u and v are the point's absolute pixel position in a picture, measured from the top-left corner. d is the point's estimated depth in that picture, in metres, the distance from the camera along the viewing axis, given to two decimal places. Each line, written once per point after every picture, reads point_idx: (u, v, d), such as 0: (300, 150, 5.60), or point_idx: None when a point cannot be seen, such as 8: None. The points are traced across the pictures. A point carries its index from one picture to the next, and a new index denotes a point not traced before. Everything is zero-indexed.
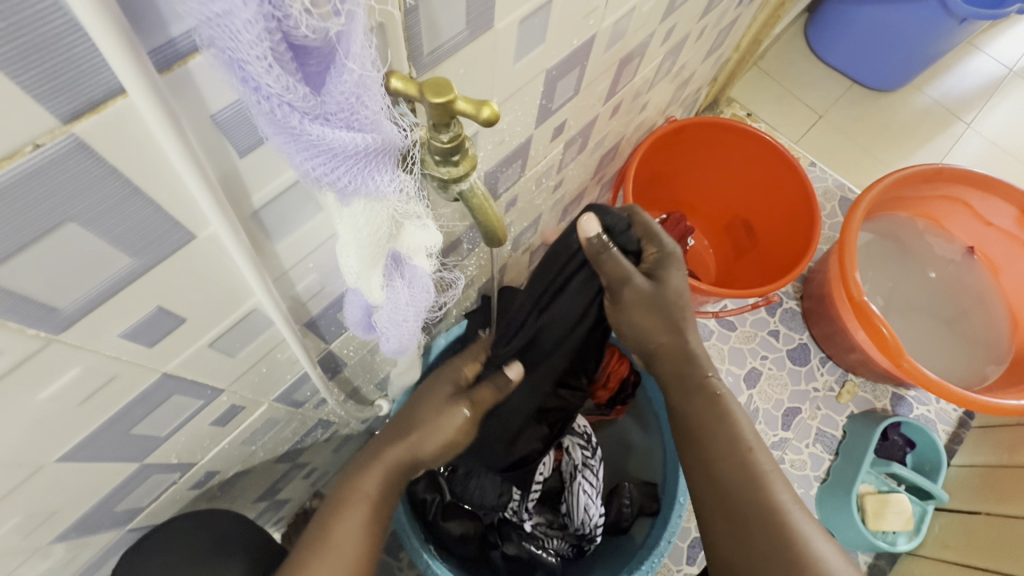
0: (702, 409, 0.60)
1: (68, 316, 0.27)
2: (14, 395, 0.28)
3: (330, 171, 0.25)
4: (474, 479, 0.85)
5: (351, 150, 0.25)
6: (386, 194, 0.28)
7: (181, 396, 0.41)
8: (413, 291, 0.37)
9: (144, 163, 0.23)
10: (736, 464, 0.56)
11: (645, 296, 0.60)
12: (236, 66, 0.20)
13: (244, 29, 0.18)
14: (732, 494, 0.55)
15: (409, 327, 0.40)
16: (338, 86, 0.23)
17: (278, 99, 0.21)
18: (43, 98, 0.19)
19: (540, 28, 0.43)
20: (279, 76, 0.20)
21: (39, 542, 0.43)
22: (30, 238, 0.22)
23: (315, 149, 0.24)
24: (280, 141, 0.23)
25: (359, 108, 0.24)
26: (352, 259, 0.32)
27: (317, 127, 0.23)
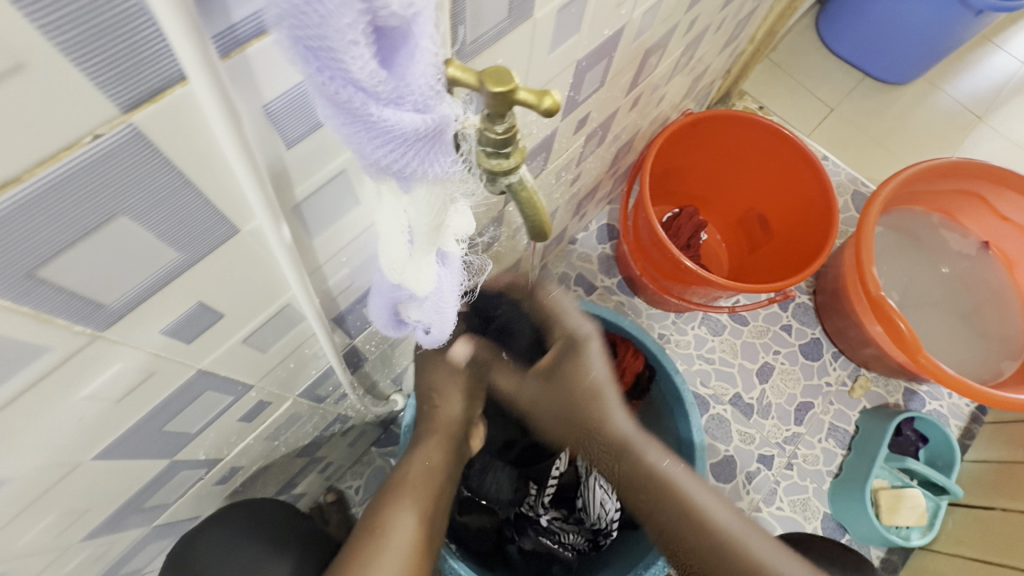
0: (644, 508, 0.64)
1: (115, 312, 0.26)
2: (58, 393, 0.28)
3: (397, 158, 0.24)
4: (491, 474, 0.85)
5: (419, 137, 0.24)
6: (449, 176, 0.28)
7: (213, 392, 0.40)
8: (455, 276, 0.38)
9: (196, 154, 0.23)
10: (686, 523, 0.60)
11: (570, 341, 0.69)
12: (317, 53, 0.19)
13: (339, 10, 0.18)
14: (685, 539, 0.60)
15: (447, 319, 0.41)
16: (411, 67, 0.22)
17: (356, 85, 0.21)
18: (104, 85, 0.18)
19: (575, 16, 0.42)
20: (361, 56, 0.20)
21: (70, 540, 0.42)
22: (82, 233, 0.22)
23: (383, 137, 0.23)
24: (348, 128, 0.22)
25: (430, 92, 0.23)
26: (399, 250, 0.33)
27: (390, 112, 0.22)
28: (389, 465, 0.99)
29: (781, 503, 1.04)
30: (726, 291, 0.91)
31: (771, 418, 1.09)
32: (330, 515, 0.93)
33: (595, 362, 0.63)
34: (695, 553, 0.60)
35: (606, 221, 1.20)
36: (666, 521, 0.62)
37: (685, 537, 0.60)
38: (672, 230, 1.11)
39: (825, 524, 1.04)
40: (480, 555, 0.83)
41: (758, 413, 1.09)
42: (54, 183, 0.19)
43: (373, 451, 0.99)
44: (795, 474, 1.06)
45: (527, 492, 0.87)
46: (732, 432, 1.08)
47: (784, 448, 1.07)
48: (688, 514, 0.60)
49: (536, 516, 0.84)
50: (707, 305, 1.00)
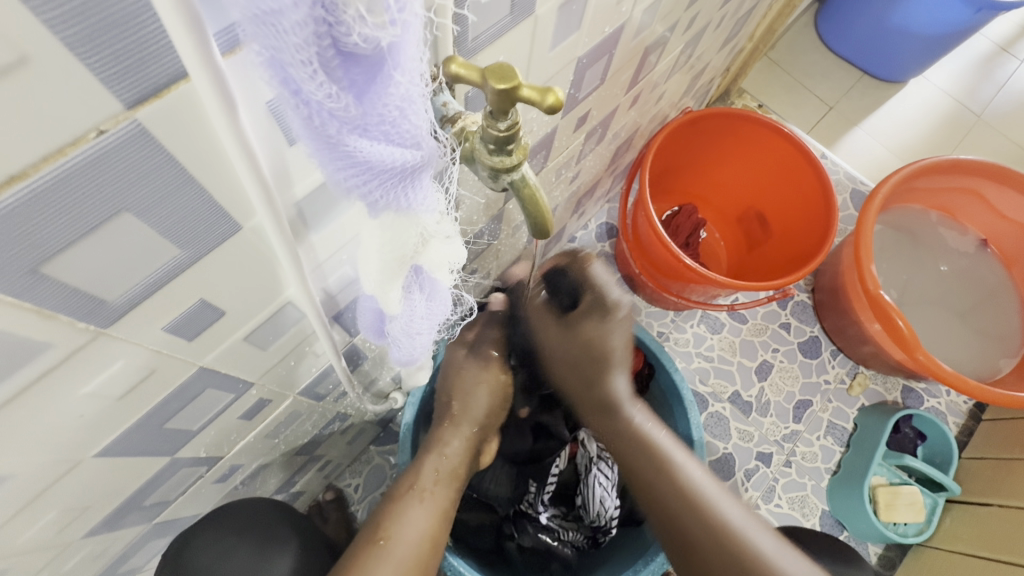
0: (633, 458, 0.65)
1: (117, 309, 0.26)
2: (60, 389, 0.28)
3: (363, 182, 0.25)
4: (490, 472, 0.86)
5: (386, 163, 0.24)
6: (418, 211, 0.29)
7: (214, 390, 0.40)
8: (430, 302, 0.38)
9: (199, 151, 0.23)
10: (684, 501, 0.61)
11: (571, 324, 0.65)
12: (277, 69, 0.19)
13: (292, 31, 0.18)
14: (682, 518, 0.60)
15: (421, 340, 0.41)
16: (382, 98, 0.22)
17: (318, 106, 0.21)
18: (109, 82, 0.18)
19: (576, 14, 0.42)
20: (322, 84, 0.20)
21: (70, 537, 0.42)
22: (85, 230, 0.22)
23: (348, 161, 0.23)
24: (314, 148, 0.23)
25: (401, 121, 0.23)
26: (371, 270, 0.33)
27: (355, 138, 0.22)
28: (389, 463, 0.99)
29: (780, 500, 1.04)
30: (725, 289, 0.91)
31: (770, 416, 1.09)
32: (329, 513, 0.92)
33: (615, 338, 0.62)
34: (690, 538, 0.60)
35: (605, 219, 1.20)
36: (661, 498, 0.62)
37: (682, 518, 0.60)
38: (671, 228, 1.12)
39: (824, 521, 1.04)
40: (479, 552, 0.82)
41: (757, 410, 1.09)
42: (57, 180, 0.19)
43: (372, 449, 0.99)
44: (794, 472, 1.06)
45: (527, 490, 0.86)
46: (731, 429, 1.08)
47: (783, 445, 1.08)
48: (687, 494, 0.61)
49: (536, 513, 0.84)
50: (705, 303, 1.00)
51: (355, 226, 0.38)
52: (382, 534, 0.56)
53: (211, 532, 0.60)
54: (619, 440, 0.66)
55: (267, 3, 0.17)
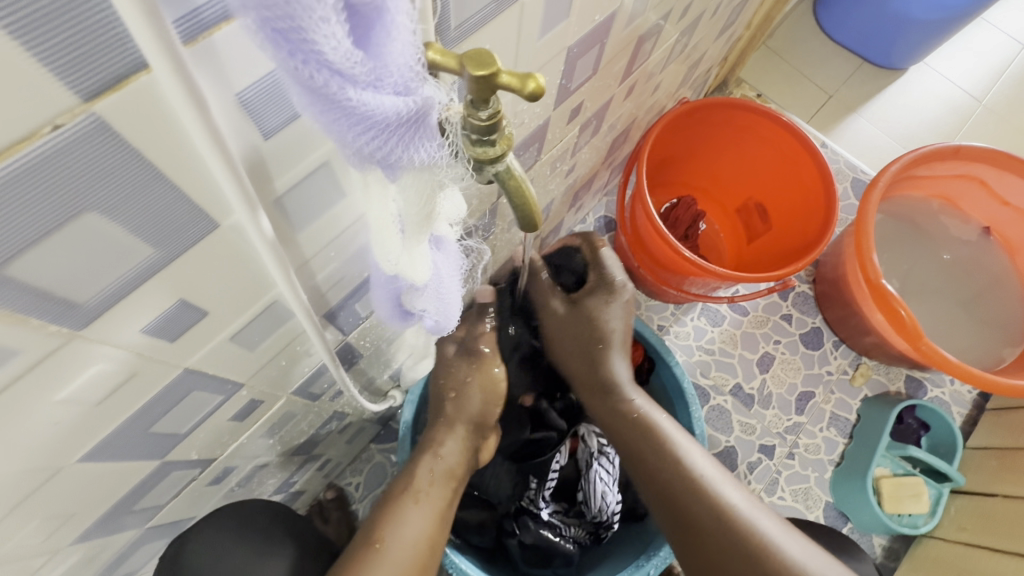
0: (632, 440, 0.65)
1: (89, 311, 0.26)
2: (35, 395, 0.27)
3: (378, 142, 0.24)
4: (490, 469, 0.85)
5: (399, 119, 0.23)
6: (436, 161, 0.27)
7: (201, 392, 0.40)
8: (448, 261, 0.39)
9: (167, 146, 0.22)
10: (685, 482, 0.60)
11: (565, 318, 0.69)
12: (286, 34, 0.19)
13: None
14: (686, 501, 0.60)
15: (450, 303, 0.42)
16: (384, 47, 0.22)
17: (332, 68, 0.20)
18: (59, 73, 0.17)
19: (565, 1, 0.41)
20: (335, 40, 0.19)
21: (61, 542, 0.42)
22: (45, 230, 0.21)
23: (363, 121, 0.23)
24: (326, 112, 0.22)
25: (406, 72, 0.23)
26: (392, 243, 0.33)
27: (367, 95, 0.22)
28: (390, 461, 0.98)
29: (783, 492, 1.04)
30: (725, 281, 0.90)
31: (771, 408, 1.08)
32: (330, 513, 0.92)
33: (616, 315, 0.69)
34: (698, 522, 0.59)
35: (603, 212, 1.19)
36: (658, 478, 0.62)
37: (685, 498, 0.60)
38: (671, 221, 1.11)
39: (827, 513, 1.04)
40: (483, 551, 0.83)
41: (759, 403, 1.09)
42: (13, 179, 0.19)
43: (372, 448, 0.99)
44: (796, 464, 1.06)
45: (527, 487, 0.85)
46: (733, 422, 1.07)
47: (785, 437, 1.07)
48: (687, 478, 0.61)
49: (537, 509, 0.82)
50: (704, 296, 0.99)
51: (354, 211, 0.37)
52: (378, 535, 0.55)
53: (208, 534, 0.60)
54: (618, 429, 0.67)
55: None
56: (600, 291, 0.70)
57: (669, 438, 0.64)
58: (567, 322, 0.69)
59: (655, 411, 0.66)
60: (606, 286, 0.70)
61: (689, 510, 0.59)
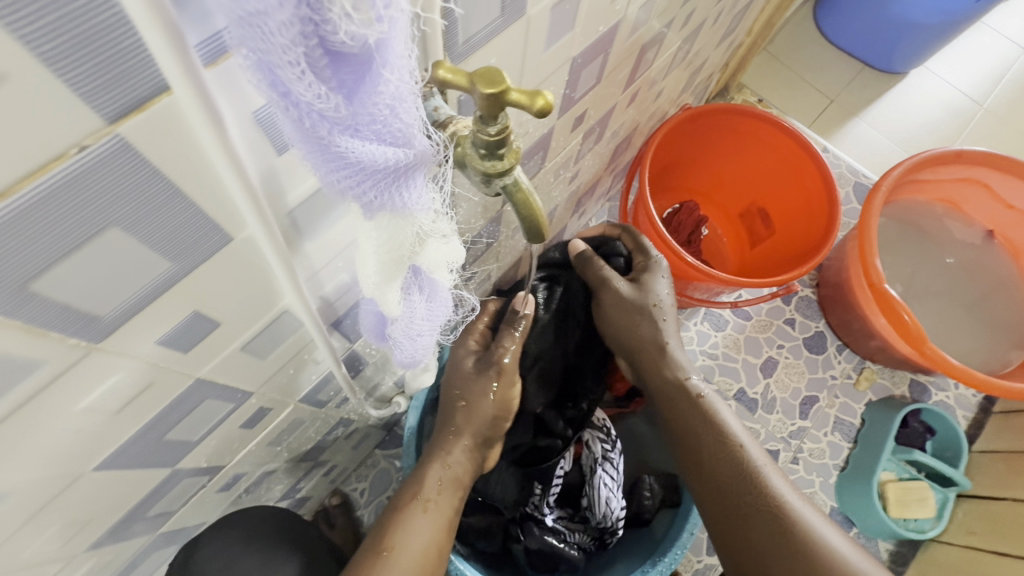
0: (693, 421, 0.64)
1: (109, 324, 0.26)
2: (54, 407, 0.28)
3: (355, 182, 0.25)
4: (495, 475, 0.84)
5: (377, 163, 0.24)
6: (414, 211, 0.28)
7: (212, 401, 0.40)
8: (430, 303, 0.39)
9: (187, 164, 0.22)
10: (739, 470, 0.59)
11: (617, 297, 0.70)
12: (266, 69, 0.19)
13: (278, 31, 0.18)
14: (736, 489, 0.58)
15: (423, 341, 0.42)
16: (373, 97, 0.22)
17: (308, 107, 0.21)
18: (88, 96, 0.18)
19: (569, 13, 0.42)
20: (311, 84, 0.20)
21: (75, 550, 0.42)
22: (69, 247, 0.21)
23: (341, 161, 0.24)
24: (307, 150, 0.23)
25: (391, 121, 0.23)
26: (371, 271, 0.33)
27: (346, 140, 0.23)
28: (395, 467, 0.99)
29: None
30: (728, 286, 0.90)
31: (776, 412, 1.08)
32: (335, 519, 0.92)
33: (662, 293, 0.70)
34: (746, 511, 0.57)
35: (606, 218, 1.20)
36: (711, 463, 0.61)
37: (738, 485, 0.58)
38: (673, 226, 1.11)
39: (833, 518, 1.03)
40: (488, 556, 0.84)
41: (763, 407, 1.09)
42: (41, 198, 0.19)
43: (377, 454, 0.99)
44: (801, 468, 1.06)
45: (531, 493, 0.84)
46: (737, 427, 1.07)
47: (790, 442, 1.07)
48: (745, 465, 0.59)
49: (542, 515, 0.82)
50: (707, 302, 0.99)
51: (353, 231, 0.37)
52: (388, 544, 0.55)
53: (216, 540, 0.60)
54: (674, 409, 0.65)
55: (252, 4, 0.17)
56: (647, 270, 0.72)
57: (725, 424, 0.62)
58: (618, 303, 0.70)
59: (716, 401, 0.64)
60: (648, 263, 0.72)
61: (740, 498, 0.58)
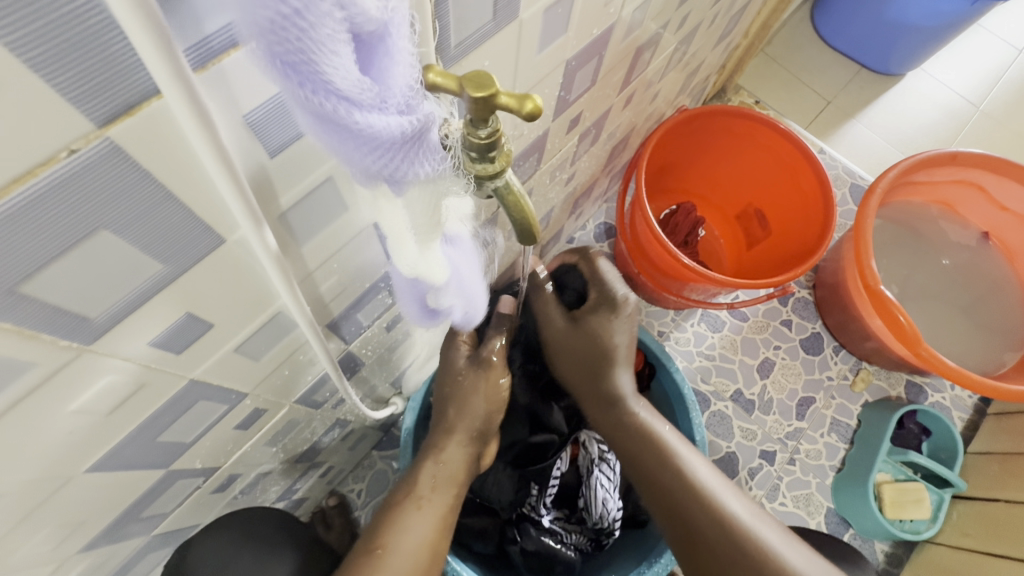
0: (636, 440, 0.65)
1: (99, 326, 0.26)
2: (46, 408, 0.28)
3: (374, 159, 0.24)
4: (491, 475, 0.85)
5: (396, 138, 0.24)
6: (441, 173, 0.28)
7: (206, 402, 0.40)
8: (463, 255, 0.39)
9: (177, 167, 0.23)
10: (686, 486, 0.61)
11: (561, 332, 0.69)
12: (297, 62, 0.19)
13: (314, 14, 0.18)
14: (686, 504, 0.61)
15: (470, 285, 0.43)
16: (388, 73, 0.23)
17: (340, 92, 0.21)
18: (77, 101, 0.18)
19: (563, 16, 0.42)
20: (343, 64, 0.20)
21: (69, 551, 0.43)
22: (59, 250, 0.22)
23: (357, 138, 0.23)
24: (327, 130, 0.22)
25: (407, 90, 0.24)
26: (408, 247, 0.32)
27: (365, 116, 0.22)
28: (392, 468, 0.99)
29: (784, 498, 1.04)
30: (724, 287, 0.90)
31: (772, 414, 1.08)
32: (332, 519, 0.92)
33: (621, 337, 0.67)
34: (698, 519, 0.60)
35: (603, 219, 1.20)
36: (661, 478, 0.63)
37: (684, 500, 0.61)
38: (670, 227, 1.11)
39: (829, 519, 1.04)
40: (485, 557, 0.83)
41: (759, 408, 1.09)
42: (30, 202, 0.19)
43: (374, 455, 0.99)
44: (798, 469, 1.06)
45: (528, 493, 0.85)
46: (733, 428, 1.07)
47: (786, 443, 1.07)
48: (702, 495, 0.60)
49: (538, 516, 0.82)
50: (704, 302, 0.99)
51: (354, 226, 0.38)
52: (380, 543, 0.56)
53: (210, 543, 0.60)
54: (625, 436, 0.66)
55: None
56: (600, 309, 0.68)
57: (670, 447, 0.64)
58: (569, 340, 0.69)
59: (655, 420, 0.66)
60: (607, 301, 0.68)
61: (691, 514, 0.60)
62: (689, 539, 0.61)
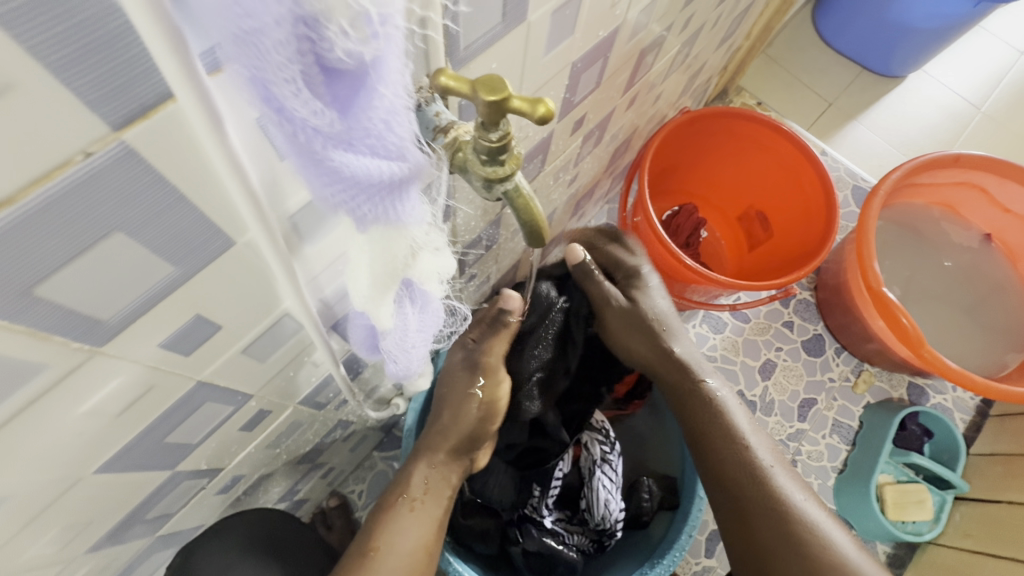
0: (699, 419, 0.68)
1: (110, 328, 0.26)
2: (56, 411, 0.28)
3: (350, 198, 0.24)
4: (493, 477, 0.84)
5: (373, 177, 0.24)
6: (409, 222, 0.28)
7: (212, 403, 0.40)
8: (422, 314, 0.39)
9: (191, 169, 0.23)
10: (746, 467, 0.63)
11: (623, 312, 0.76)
12: (261, 86, 0.19)
13: (275, 49, 0.18)
14: (740, 484, 0.62)
15: (416, 352, 0.42)
16: (368, 111, 0.22)
17: (302, 124, 0.21)
18: (95, 104, 0.18)
19: (570, 19, 0.42)
20: (307, 100, 0.20)
21: (74, 553, 0.43)
22: (74, 252, 0.22)
23: (323, 170, 0.23)
24: (300, 166, 0.23)
25: (386, 135, 0.23)
26: (362, 286, 0.33)
27: (334, 150, 0.22)
28: (393, 469, 0.99)
29: None
30: (727, 288, 0.90)
31: (774, 415, 1.08)
32: (334, 520, 0.92)
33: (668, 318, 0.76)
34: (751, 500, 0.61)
35: (605, 220, 1.20)
36: (720, 458, 0.65)
37: (744, 480, 0.62)
38: (672, 228, 1.11)
39: None
40: (486, 558, 0.83)
41: (761, 410, 1.09)
42: (47, 203, 0.19)
43: (376, 455, 0.99)
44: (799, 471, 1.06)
45: (530, 495, 0.85)
46: None
47: (788, 444, 1.07)
48: (777, 497, 0.60)
49: (541, 517, 0.82)
50: (706, 303, 0.99)
51: (344, 242, 0.37)
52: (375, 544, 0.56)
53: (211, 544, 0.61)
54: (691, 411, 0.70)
55: (251, 24, 0.17)
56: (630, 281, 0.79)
57: (735, 425, 0.66)
58: (622, 316, 0.76)
59: (735, 408, 0.68)
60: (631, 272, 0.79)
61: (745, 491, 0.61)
62: (738, 513, 0.62)
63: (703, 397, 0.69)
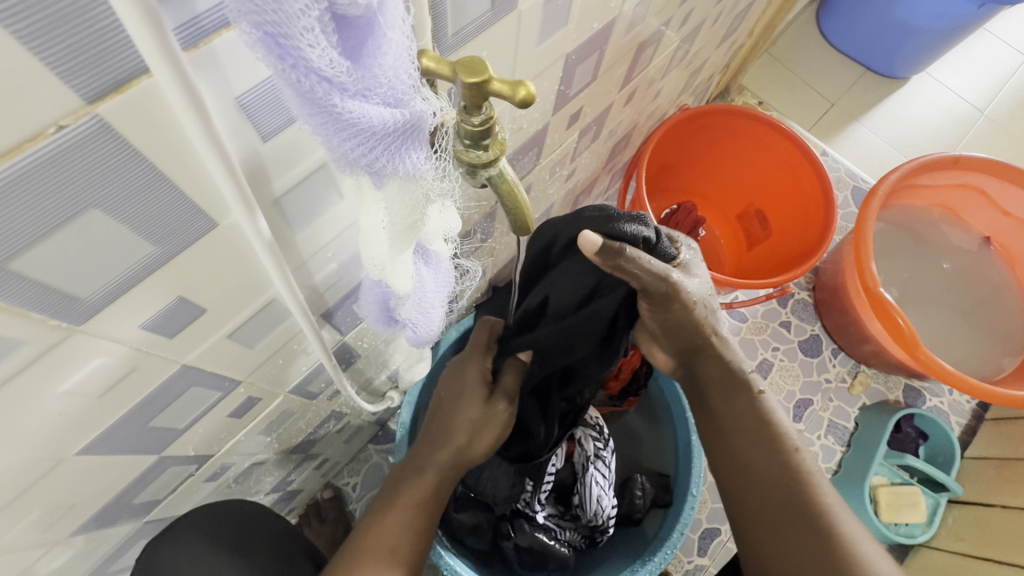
0: (739, 411, 0.55)
1: (89, 307, 0.26)
2: (37, 389, 0.28)
3: (368, 151, 0.24)
4: (485, 471, 0.80)
5: (387, 128, 0.24)
6: (422, 172, 0.27)
7: (199, 389, 0.40)
8: (437, 274, 0.40)
9: (169, 148, 0.23)
10: (785, 467, 0.51)
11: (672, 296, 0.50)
12: (276, 39, 0.19)
13: None
14: (774, 488, 0.50)
15: (433, 315, 0.43)
16: (376, 59, 0.22)
17: (319, 74, 0.21)
18: (67, 77, 0.18)
19: (563, 8, 0.42)
20: (323, 49, 0.20)
21: (59, 534, 0.43)
22: (50, 226, 0.22)
23: (341, 124, 0.23)
24: (317, 122, 0.23)
25: (395, 82, 0.23)
26: (379, 248, 0.33)
27: (353, 102, 0.22)
28: (387, 462, 0.98)
29: None
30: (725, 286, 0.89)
31: None
32: (326, 512, 0.93)
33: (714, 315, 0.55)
34: (786, 506, 0.49)
35: None
36: (755, 457, 0.53)
37: (780, 484, 0.50)
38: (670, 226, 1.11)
39: None
40: (479, 553, 0.84)
41: None
42: (18, 177, 0.19)
43: (370, 448, 0.99)
44: None
45: (523, 490, 0.80)
46: None
47: None
48: (816, 509, 0.48)
49: (532, 513, 0.81)
50: None
51: (348, 216, 0.37)
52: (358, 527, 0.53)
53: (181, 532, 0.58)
54: (723, 406, 0.56)
55: None
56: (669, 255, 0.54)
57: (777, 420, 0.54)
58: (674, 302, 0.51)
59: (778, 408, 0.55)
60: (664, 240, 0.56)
61: (780, 495, 0.50)
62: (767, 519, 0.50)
63: (748, 395, 0.55)
